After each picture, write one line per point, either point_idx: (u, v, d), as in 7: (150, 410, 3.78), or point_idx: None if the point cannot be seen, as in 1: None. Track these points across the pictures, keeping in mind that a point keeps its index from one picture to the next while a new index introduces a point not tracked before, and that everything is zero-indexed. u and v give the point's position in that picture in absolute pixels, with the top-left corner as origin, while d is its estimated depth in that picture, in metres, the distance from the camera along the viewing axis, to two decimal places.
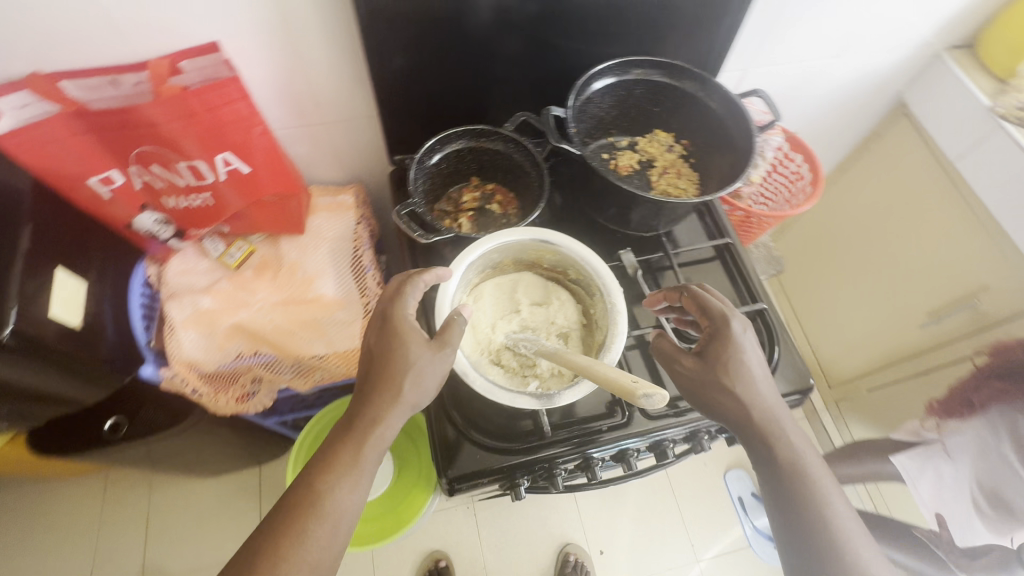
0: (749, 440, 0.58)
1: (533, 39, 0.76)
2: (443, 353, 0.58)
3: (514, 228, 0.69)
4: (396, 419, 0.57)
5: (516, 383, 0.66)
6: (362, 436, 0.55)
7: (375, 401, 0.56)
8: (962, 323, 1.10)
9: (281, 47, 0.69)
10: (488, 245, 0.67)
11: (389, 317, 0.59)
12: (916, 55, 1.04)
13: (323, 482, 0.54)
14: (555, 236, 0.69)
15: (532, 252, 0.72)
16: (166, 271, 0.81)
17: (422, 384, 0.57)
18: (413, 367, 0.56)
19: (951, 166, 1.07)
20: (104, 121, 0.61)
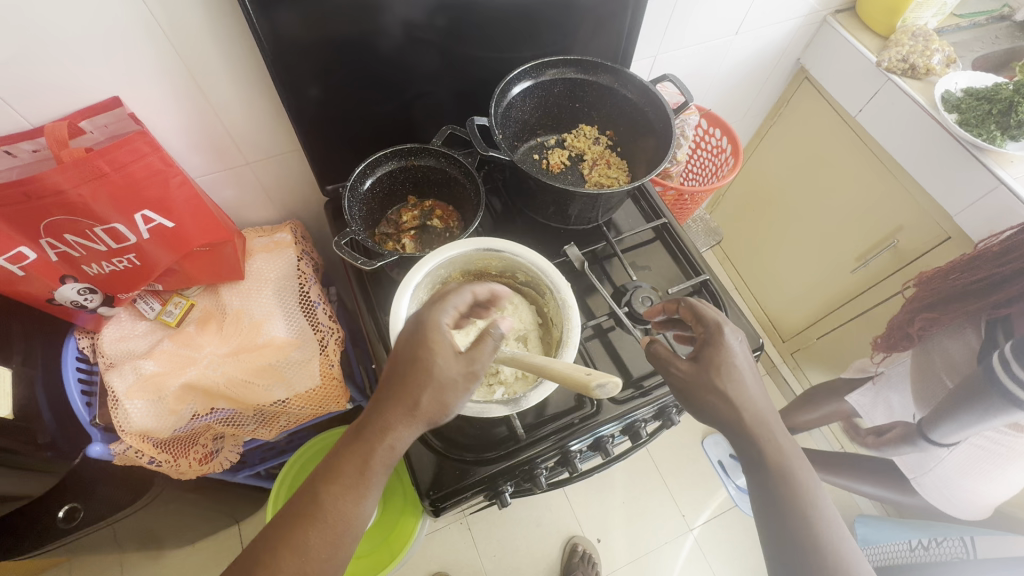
0: (711, 401, 0.59)
1: (446, 53, 0.77)
2: (473, 371, 0.53)
3: (456, 241, 0.69)
4: (408, 434, 0.53)
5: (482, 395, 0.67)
6: (369, 452, 0.52)
7: (392, 414, 0.53)
8: (886, 263, 1.18)
9: (187, 94, 0.67)
10: (434, 261, 0.67)
11: (423, 320, 0.54)
12: (806, 23, 1.11)
13: (326, 494, 0.52)
14: (497, 242, 0.70)
15: (479, 262, 0.73)
16: (100, 341, 0.76)
17: (443, 401, 0.53)
18: (437, 380, 0.52)
19: (853, 121, 1.15)
20: (4, 196, 0.56)
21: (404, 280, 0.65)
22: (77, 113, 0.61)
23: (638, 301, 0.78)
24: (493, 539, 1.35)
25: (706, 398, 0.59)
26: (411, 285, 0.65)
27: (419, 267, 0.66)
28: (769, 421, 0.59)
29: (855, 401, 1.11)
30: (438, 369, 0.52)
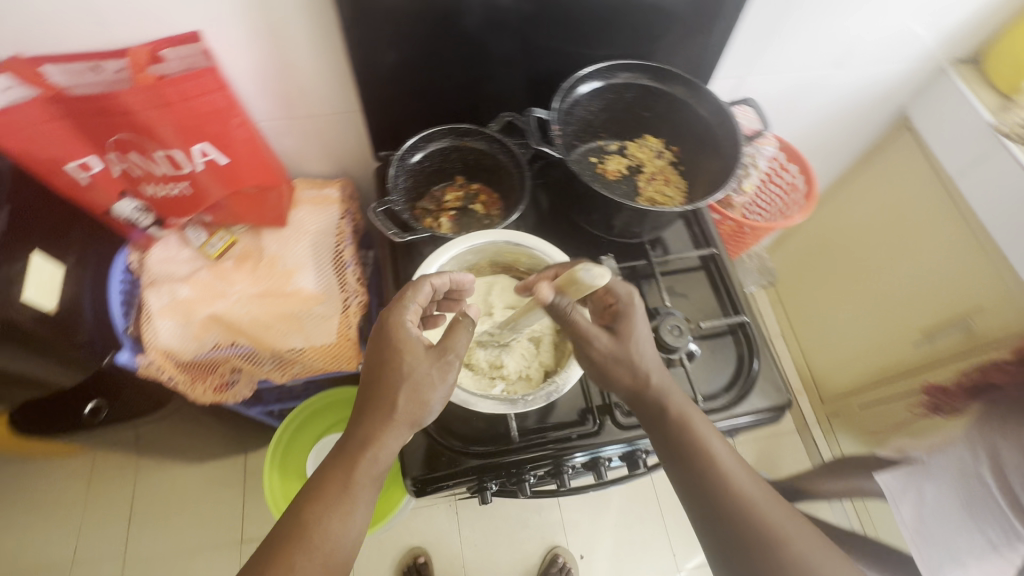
0: (664, 442, 0.59)
1: (520, 39, 0.75)
2: (444, 359, 0.58)
3: (488, 230, 0.68)
4: (392, 442, 0.57)
5: (482, 386, 0.67)
6: (350, 464, 0.56)
7: (372, 422, 0.57)
8: (955, 343, 1.08)
9: (264, 39, 0.69)
10: (461, 246, 0.67)
11: (390, 326, 0.59)
12: (919, 68, 1.01)
13: (311, 512, 0.54)
14: (527, 238, 0.68)
15: (507, 255, 0.72)
16: (148, 259, 0.81)
17: (420, 398, 0.57)
18: (410, 377, 0.57)
19: (950, 183, 1.05)
20: (83, 106, 0.61)
21: (428, 258, 0.66)
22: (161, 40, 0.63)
23: (667, 329, 0.75)
24: (477, 529, 1.35)
25: (658, 435, 0.60)
26: (435, 264, 0.66)
27: (441, 252, 0.67)
28: (719, 452, 0.58)
29: (886, 484, 1.02)
30: (409, 367, 0.57)
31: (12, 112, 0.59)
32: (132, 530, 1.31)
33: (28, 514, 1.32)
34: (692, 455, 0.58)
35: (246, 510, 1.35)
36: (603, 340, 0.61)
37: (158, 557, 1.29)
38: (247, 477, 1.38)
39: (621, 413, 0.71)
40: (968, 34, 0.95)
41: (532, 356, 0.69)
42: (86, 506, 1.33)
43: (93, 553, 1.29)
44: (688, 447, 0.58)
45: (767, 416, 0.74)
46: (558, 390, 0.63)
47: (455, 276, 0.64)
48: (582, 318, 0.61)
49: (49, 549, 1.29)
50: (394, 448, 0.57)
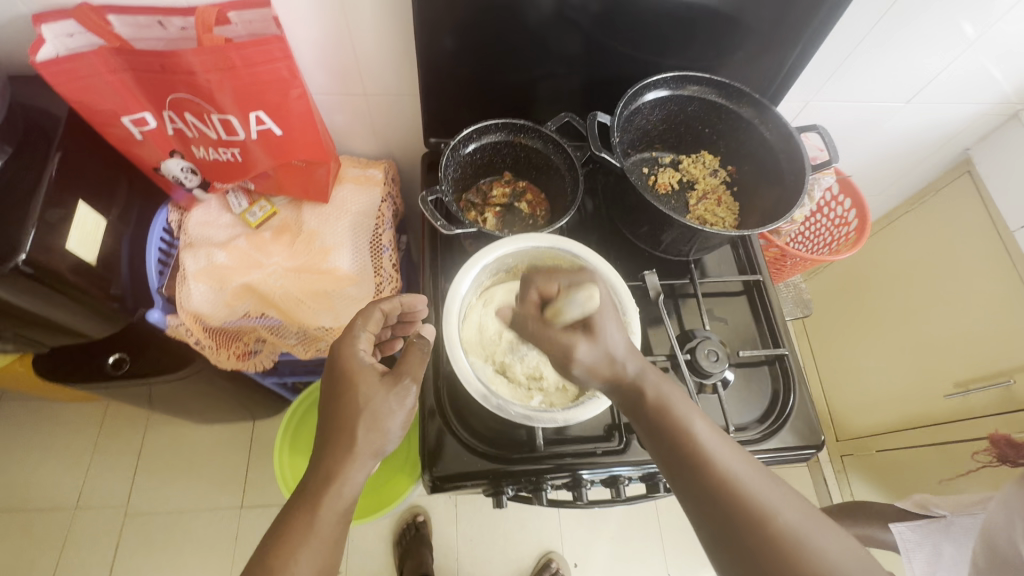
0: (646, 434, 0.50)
1: (590, 40, 0.73)
2: (400, 385, 0.56)
3: (532, 234, 0.67)
4: (357, 473, 0.53)
5: (519, 397, 0.64)
6: (320, 490, 0.51)
7: (333, 456, 0.53)
8: (990, 400, 1.05)
9: (332, 13, 0.67)
10: (503, 249, 0.66)
11: (341, 358, 0.58)
12: (991, 113, 0.98)
13: (282, 538, 0.49)
14: (569, 245, 0.67)
15: (548, 259, 0.68)
16: (188, 220, 0.81)
17: (380, 426, 0.54)
18: (367, 408, 0.54)
19: (1007, 236, 1.01)
20: (145, 62, 0.60)
21: (470, 259, 0.65)
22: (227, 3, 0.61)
23: (702, 353, 0.72)
24: (475, 523, 1.35)
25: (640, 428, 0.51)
26: (476, 266, 0.65)
27: (487, 251, 0.65)
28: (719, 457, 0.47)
29: (900, 536, 0.90)
30: (364, 398, 0.55)
31: (78, 61, 0.59)
32: (135, 482, 1.32)
33: (38, 453, 1.34)
34: (695, 462, 0.47)
35: (248, 476, 1.35)
36: (592, 371, 0.51)
37: (158, 512, 1.30)
38: (253, 444, 1.38)
39: None
40: None
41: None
42: (94, 453, 1.34)
43: (96, 500, 1.30)
44: (689, 452, 0.47)
45: (798, 454, 0.72)
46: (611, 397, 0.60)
47: (406, 298, 0.66)
48: (580, 348, 0.50)
49: (53, 490, 1.31)
50: (358, 479, 0.53)
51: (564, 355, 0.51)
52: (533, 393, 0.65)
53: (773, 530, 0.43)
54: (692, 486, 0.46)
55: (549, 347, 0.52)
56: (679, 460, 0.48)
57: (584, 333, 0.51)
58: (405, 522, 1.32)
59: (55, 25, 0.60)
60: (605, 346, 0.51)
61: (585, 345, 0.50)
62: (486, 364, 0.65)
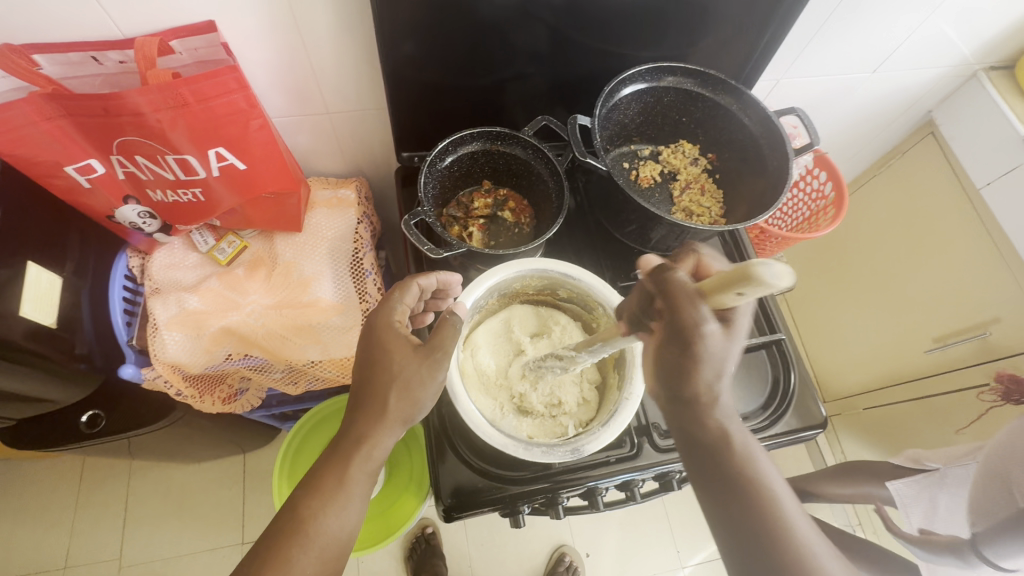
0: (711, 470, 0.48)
1: (560, 39, 0.70)
2: (433, 358, 0.54)
3: (493, 269, 0.65)
4: (387, 439, 0.53)
5: (551, 430, 0.66)
6: (346, 456, 0.52)
7: (363, 420, 0.53)
8: (969, 353, 1.09)
9: (284, 32, 0.63)
10: (477, 293, 0.64)
11: (376, 326, 0.56)
12: (952, 74, 0.99)
13: (308, 507, 0.50)
14: (537, 262, 0.67)
15: (518, 284, 0.70)
16: (151, 264, 0.76)
17: (411, 397, 0.53)
18: (399, 377, 0.53)
19: (974, 194, 1.04)
20: (84, 106, 0.55)
21: None
22: (169, 31, 0.58)
23: None
24: (484, 528, 1.33)
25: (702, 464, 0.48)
26: None
27: (480, 282, 0.64)
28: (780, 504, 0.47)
29: (896, 492, 0.96)
30: (397, 366, 0.53)
31: (6, 110, 0.54)
32: (125, 533, 1.26)
33: (15, 516, 1.26)
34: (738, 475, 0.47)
35: (245, 510, 1.30)
36: (703, 362, 0.44)
37: (154, 561, 1.25)
38: (246, 477, 1.33)
39: (658, 435, 0.69)
40: (1006, 40, 0.92)
41: (579, 381, 0.70)
42: (76, 508, 1.27)
43: (85, 556, 1.24)
44: (728, 470, 0.47)
45: (801, 436, 0.73)
46: (637, 397, 0.62)
47: (443, 276, 0.62)
48: (710, 332, 0.43)
49: (37, 553, 1.24)
50: (389, 444, 0.54)
51: (690, 330, 0.43)
52: (559, 419, 0.67)
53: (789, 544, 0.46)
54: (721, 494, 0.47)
55: (677, 315, 0.43)
56: (716, 472, 0.48)
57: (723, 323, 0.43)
58: (415, 534, 1.30)
59: None
60: (732, 349, 0.44)
61: (717, 332, 0.43)
62: (504, 412, 0.67)
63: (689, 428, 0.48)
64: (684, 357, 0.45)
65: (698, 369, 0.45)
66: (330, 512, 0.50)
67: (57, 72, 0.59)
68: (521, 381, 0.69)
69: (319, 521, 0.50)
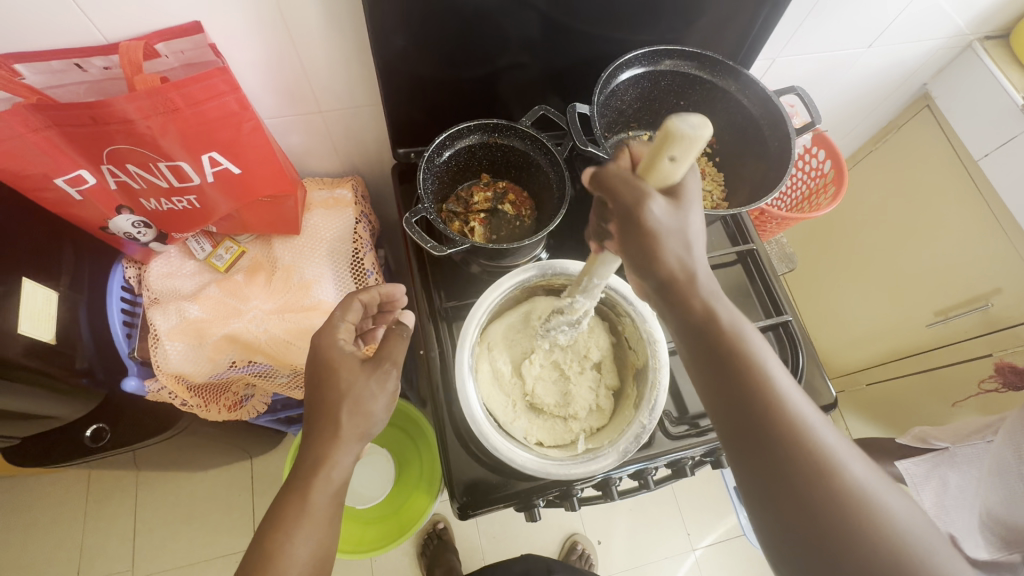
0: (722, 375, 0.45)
1: (555, 26, 0.68)
2: (381, 369, 0.55)
3: (514, 272, 0.67)
4: (344, 457, 0.52)
5: (561, 438, 0.67)
6: (305, 482, 0.51)
7: (318, 440, 0.52)
8: (971, 325, 1.09)
9: (272, 30, 0.61)
10: (494, 294, 0.67)
11: (320, 347, 0.55)
12: (948, 45, 0.98)
13: (274, 539, 0.49)
14: (565, 268, 0.66)
15: (540, 284, 0.69)
16: (148, 274, 0.75)
17: (363, 410, 0.53)
18: (349, 393, 0.53)
19: (973, 167, 1.04)
20: (70, 116, 0.53)
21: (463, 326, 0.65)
22: (153, 34, 0.56)
23: None
24: (495, 521, 1.33)
25: (709, 363, 0.45)
26: (471, 326, 0.65)
27: (497, 286, 0.67)
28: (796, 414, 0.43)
29: (906, 472, 0.94)
30: (345, 384, 0.53)
31: None
32: (136, 543, 1.26)
33: (24, 532, 1.26)
34: (770, 410, 0.43)
35: (255, 515, 1.30)
36: (659, 237, 0.43)
37: (166, 570, 1.24)
38: (255, 482, 1.33)
39: (669, 422, 0.69)
40: (1001, 9, 0.92)
41: (598, 385, 0.69)
42: (86, 521, 1.27)
43: (96, 569, 1.23)
44: (760, 409, 0.43)
45: None
46: (650, 423, 0.61)
47: (385, 289, 0.61)
48: (657, 208, 0.42)
49: (48, 567, 1.23)
50: (346, 461, 0.52)
51: (636, 205, 0.42)
52: (570, 425, 0.67)
53: (881, 542, 0.39)
54: (753, 441, 0.43)
55: (621, 199, 0.43)
56: (752, 422, 0.43)
57: (667, 199, 0.43)
58: (427, 531, 1.30)
59: None
60: (684, 222, 0.44)
61: (663, 206, 0.43)
62: (516, 410, 0.67)
63: (714, 358, 0.45)
64: (638, 236, 0.43)
65: (657, 246, 0.44)
66: (297, 539, 0.49)
67: (40, 81, 0.58)
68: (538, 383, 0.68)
69: (287, 551, 0.48)
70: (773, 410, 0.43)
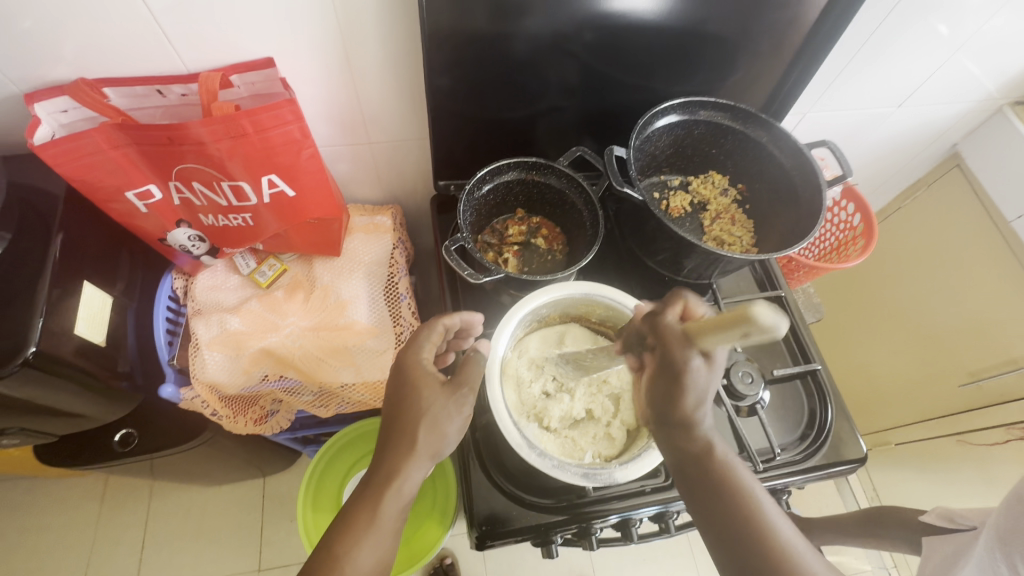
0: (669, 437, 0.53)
1: (596, 73, 0.73)
2: (459, 393, 0.55)
3: (568, 283, 0.68)
4: (415, 473, 0.53)
5: (568, 453, 0.64)
6: (379, 491, 0.52)
7: (393, 455, 0.53)
8: (1006, 386, 1.07)
9: (335, 68, 0.66)
10: (541, 299, 0.67)
11: (405, 363, 0.57)
12: (977, 109, 1.00)
13: (341, 546, 0.49)
14: (609, 293, 0.67)
15: (582, 307, 0.71)
16: (194, 285, 0.78)
17: (438, 432, 0.53)
18: (427, 413, 0.54)
19: (1006, 227, 1.04)
20: (148, 136, 0.58)
21: (510, 311, 0.65)
22: (230, 66, 0.62)
23: (737, 377, 0.71)
24: (505, 561, 1.29)
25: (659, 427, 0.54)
26: (514, 319, 0.65)
27: (526, 302, 0.66)
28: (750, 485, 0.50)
29: None
30: (425, 402, 0.54)
31: (77, 140, 0.57)
32: (142, 555, 1.25)
33: (36, 534, 1.27)
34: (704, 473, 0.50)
35: (264, 537, 1.29)
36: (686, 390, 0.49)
37: None
38: (266, 500, 1.33)
39: None
40: None
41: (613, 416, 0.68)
42: (96, 529, 1.28)
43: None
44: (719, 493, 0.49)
45: (841, 470, 0.71)
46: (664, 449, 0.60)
47: (466, 317, 0.64)
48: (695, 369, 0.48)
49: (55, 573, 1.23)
50: (417, 480, 0.53)
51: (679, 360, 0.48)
52: (580, 445, 0.65)
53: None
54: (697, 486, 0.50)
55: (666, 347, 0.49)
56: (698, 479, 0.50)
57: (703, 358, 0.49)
58: (432, 566, 1.26)
59: (49, 102, 0.60)
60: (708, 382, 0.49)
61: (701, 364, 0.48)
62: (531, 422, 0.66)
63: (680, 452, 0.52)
64: (671, 383, 0.50)
65: (681, 393, 0.50)
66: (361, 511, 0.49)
67: (124, 103, 0.63)
68: (554, 402, 0.67)
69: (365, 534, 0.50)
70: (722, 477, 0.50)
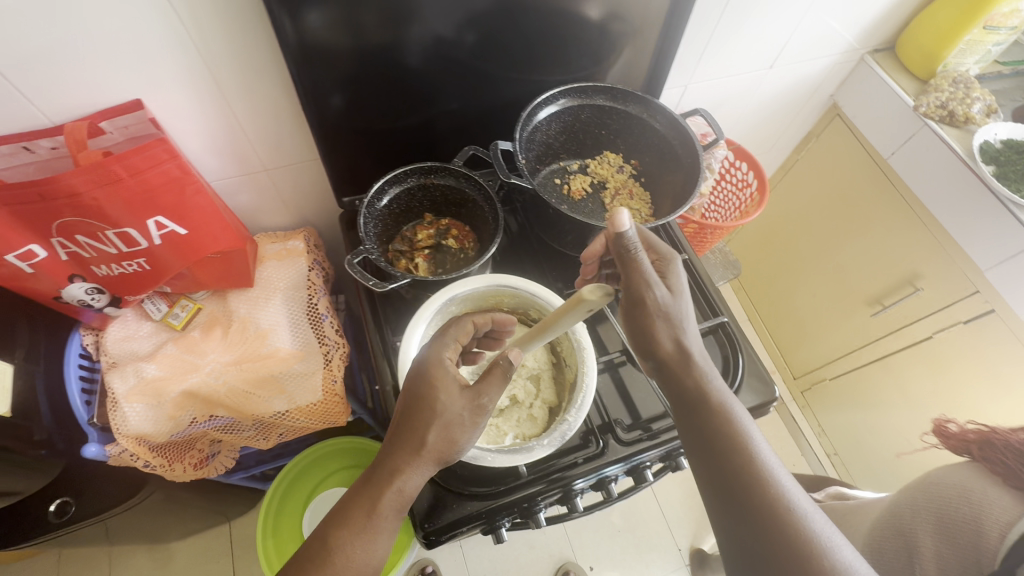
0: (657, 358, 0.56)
1: (474, 73, 0.75)
2: (479, 404, 0.53)
3: (467, 278, 0.70)
4: (416, 474, 0.52)
5: (491, 438, 0.66)
6: (377, 488, 0.52)
7: (395, 452, 0.53)
8: (907, 309, 1.16)
9: (211, 100, 0.66)
10: (444, 297, 0.68)
11: (425, 362, 0.55)
12: (844, 60, 1.08)
13: (334, 536, 0.50)
14: (511, 279, 0.70)
15: (491, 298, 0.73)
16: (105, 339, 0.76)
17: (449, 438, 0.52)
18: (441, 417, 0.52)
19: (884, 165, 1.13)
20: (19, 194, 0.57)
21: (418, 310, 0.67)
22: (98, 113, 0.62)
23: None
24: (484, 559, 1.30)
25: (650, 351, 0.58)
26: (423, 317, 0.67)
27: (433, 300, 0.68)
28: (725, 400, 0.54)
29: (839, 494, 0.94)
30: (441, 407, 0.52)
31: None
32: None
33: None
34: (727, 443, 0.52)
35: None
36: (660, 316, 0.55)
37: None
38: (234, 544, 1.30)
39: (621, 430, 0.72)
40: (880, 24, 1.02)
41: (534, 399, 0.71)
42: None
43: None
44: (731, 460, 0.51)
45: (756, 411, 0.76)
46: (577, 419, 0.63)
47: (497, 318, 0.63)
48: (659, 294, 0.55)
49: None
50: (419, 480, 0.53)
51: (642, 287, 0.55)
52: (502, 429, 0.68)
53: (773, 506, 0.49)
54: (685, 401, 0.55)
55: (635, 274, 0.55)
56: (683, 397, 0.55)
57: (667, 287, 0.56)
58: None
59: None
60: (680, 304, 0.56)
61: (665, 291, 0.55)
62: None
63: (677, 390, 0.56)
64: (642, 313, 0.56)
65: (653, 324, 0.56)
66: None
67: None
68: None
69: (342, 553, 0.50)
70: (749, 469, 0.50)
